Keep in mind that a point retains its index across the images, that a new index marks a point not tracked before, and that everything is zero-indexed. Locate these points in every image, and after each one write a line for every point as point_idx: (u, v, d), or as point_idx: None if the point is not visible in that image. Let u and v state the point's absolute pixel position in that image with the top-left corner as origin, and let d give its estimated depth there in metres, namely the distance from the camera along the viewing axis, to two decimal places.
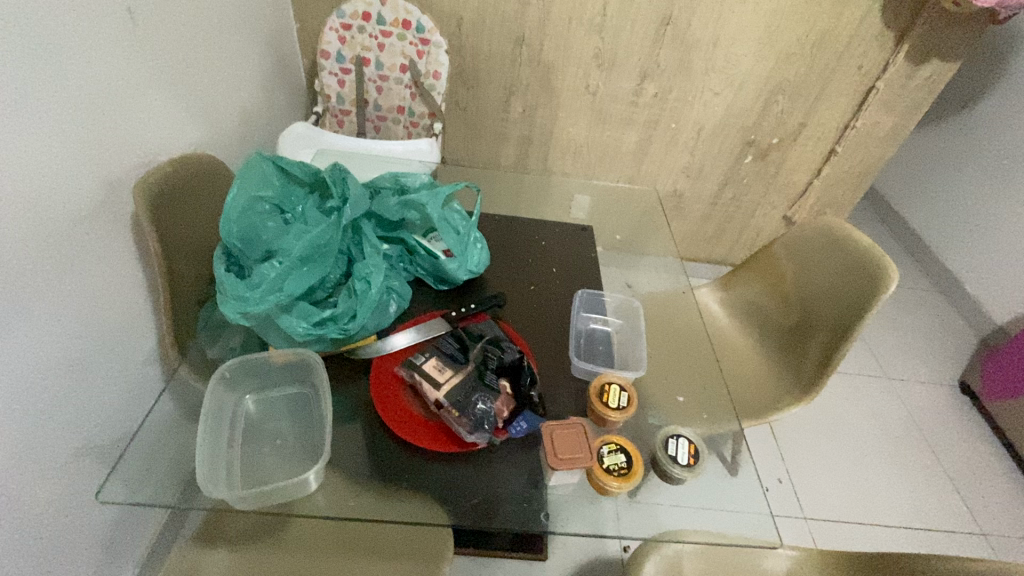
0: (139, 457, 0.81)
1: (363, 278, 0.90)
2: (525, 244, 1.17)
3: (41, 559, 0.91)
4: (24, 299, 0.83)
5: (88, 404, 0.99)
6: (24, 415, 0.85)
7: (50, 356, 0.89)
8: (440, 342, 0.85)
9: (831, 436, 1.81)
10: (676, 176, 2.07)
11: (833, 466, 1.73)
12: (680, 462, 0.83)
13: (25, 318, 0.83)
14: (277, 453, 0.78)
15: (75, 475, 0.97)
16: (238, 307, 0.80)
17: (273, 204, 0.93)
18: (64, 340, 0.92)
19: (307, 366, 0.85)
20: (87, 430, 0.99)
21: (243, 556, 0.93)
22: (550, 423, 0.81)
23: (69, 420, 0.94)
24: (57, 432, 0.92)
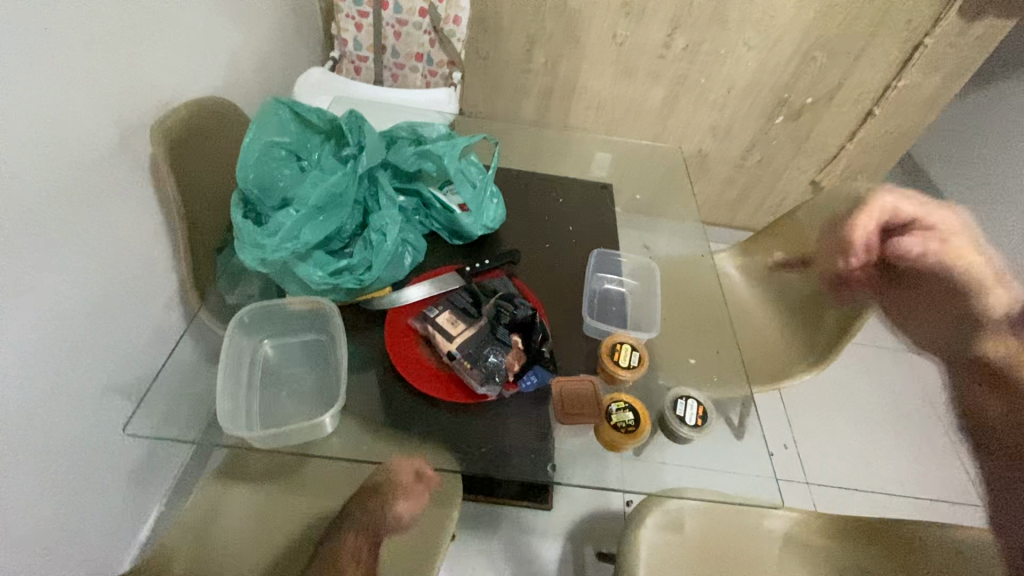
0: (165, 398, 0.85)
1: (379, 230, 0.89)
2: (542, 201, 1.15)
3: (74, 483, 0.97)
4: (46, 239, 0.84)
5: (112, 343, 1.02)
6: (51, 351, 0.88)
7: (74, 296, 0.91)
8: (454, 296, 0.87)
9: (841, 406, 1.81)
10: (702, 136, 2.00)
11: (841, 435, 1.74)
12: (688, 423, 0.84)
13: (47, 257, 0.85)
14: (295, 398, 0.81)
15: (102, 409, 1.01)
16: (256, 253, 0.81)
17: (289, 151, 0.92)
18: (86, 280, 0.94)
19: (323, 315, 0.86)
20: (112, 368, 1.03)
21: (265, 494, 0.99)
22: (561, 379, 0.82)
23: (95, 358, 0.98)
24: (83, 369, 0.96)
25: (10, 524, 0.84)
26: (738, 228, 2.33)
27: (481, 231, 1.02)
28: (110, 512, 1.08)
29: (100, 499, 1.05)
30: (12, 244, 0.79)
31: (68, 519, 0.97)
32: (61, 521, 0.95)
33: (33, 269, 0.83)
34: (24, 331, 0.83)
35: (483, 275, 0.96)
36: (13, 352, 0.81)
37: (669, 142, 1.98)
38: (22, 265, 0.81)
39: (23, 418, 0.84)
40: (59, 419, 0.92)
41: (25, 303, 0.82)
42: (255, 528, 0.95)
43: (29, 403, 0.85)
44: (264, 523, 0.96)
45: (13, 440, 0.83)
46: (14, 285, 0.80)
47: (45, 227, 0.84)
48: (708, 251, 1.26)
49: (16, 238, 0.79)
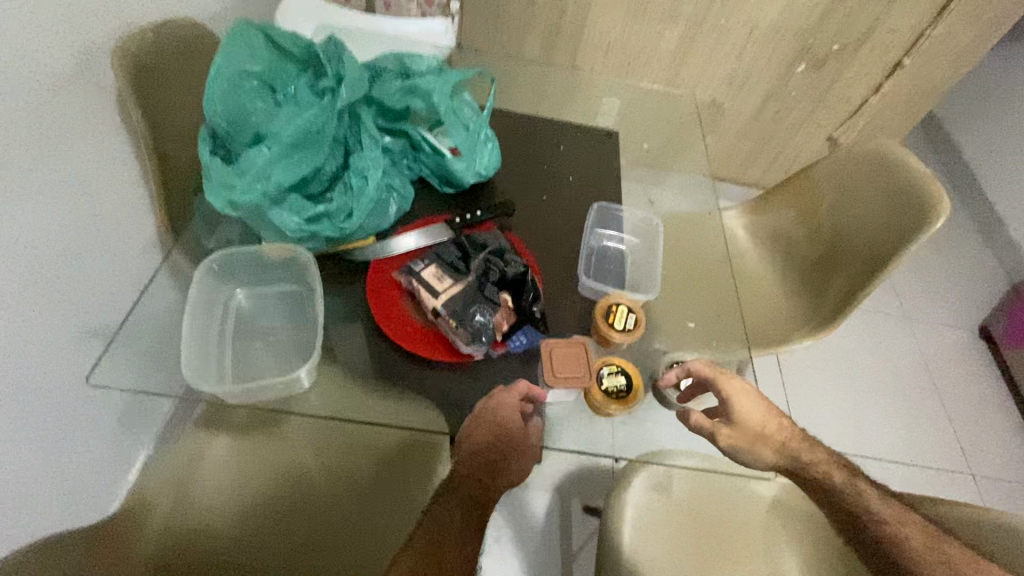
0: (140, 347, 0.79)
1: (361, 173, 0.82)
2: (540, 148, 1.07)
3: (52, 430, 0.95)
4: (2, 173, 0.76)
5: (84, 290, 0.97)
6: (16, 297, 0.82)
7: (42, 238, 0.85)
8: (441, 250, 0.81)
9: (836, 371, 1.79)
10: (718, 84, 1.87)
11: (834, 400, 1.73)
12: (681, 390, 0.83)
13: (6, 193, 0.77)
14: (269, 350, 0.77)
15: (78, 358, 0.97)
16: (224, 195, 0.74)
17: (262, 81, 0.83)
18: (52, 221, 0.87)
19: (298, 263, 0.80)
20: (88, 314, 0.98)
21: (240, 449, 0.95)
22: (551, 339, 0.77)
23: (66, 304, 0.92)
24: (53, 316, 0.90)
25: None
26: (748, 184, 2.23)
27: (472, 179, 0.94)
28: (94, 458, 1.07)
29: (82, 445, 1.03)
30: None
31: (50, 466, 0.95)
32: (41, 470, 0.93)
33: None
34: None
35: (474, 227, 0.90)
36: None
37: (683, 89, 1.85)
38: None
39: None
40: (29, 368, 0.87)
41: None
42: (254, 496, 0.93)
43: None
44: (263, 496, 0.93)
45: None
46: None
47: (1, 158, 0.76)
48: (716, 210, 1.22)
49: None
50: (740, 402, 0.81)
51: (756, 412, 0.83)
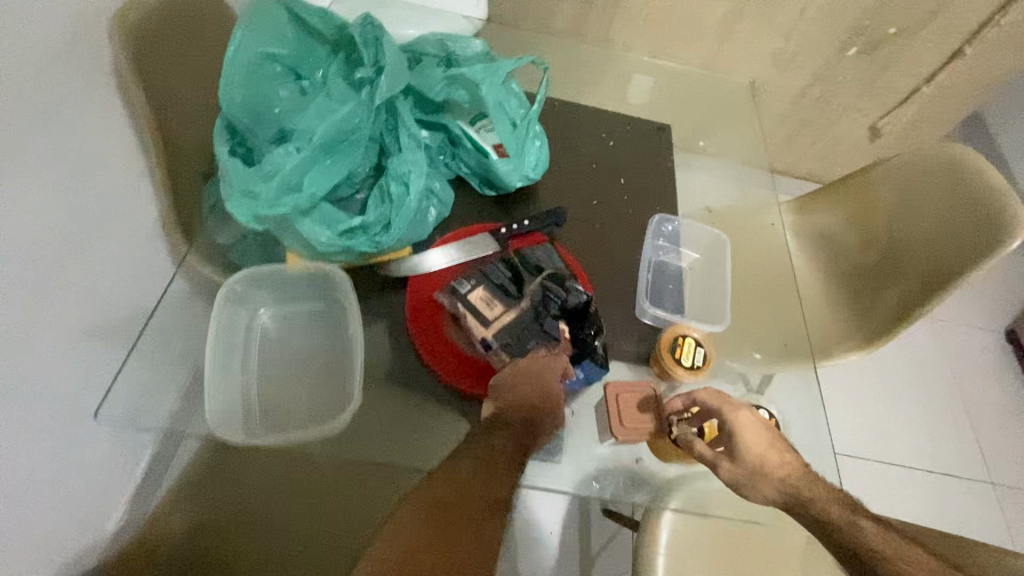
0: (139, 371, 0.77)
1: (399, 178, 0.72)
2: (591, 145, 0.97)
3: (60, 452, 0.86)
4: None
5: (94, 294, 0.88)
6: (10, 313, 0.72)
7: (44, 243, 0.76)
8: (489, 268, 0.71)
9: (865, 377, 1.72)
10: (762, 64, 1.68)
11: (859, 406, 1.67)
12: None
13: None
14: (300, 382, 0.68)
15: (84, 371, 0.87)
16: (246, 205, 0.64)
17: (287, 66, 0.72)
18: (47, 223, 0.76)
19: (331, 281, 0.71)
20: (93, 323, 0.88)
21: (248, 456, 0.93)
22: (618, 383, 0.73)
23: (68, 314, 0.82)
24: (55, 329, 0.81)
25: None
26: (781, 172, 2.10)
27: (519, 182, 0.84)
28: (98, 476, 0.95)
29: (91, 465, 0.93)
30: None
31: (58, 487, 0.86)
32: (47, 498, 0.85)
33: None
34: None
35: (521, 238, 0.80)
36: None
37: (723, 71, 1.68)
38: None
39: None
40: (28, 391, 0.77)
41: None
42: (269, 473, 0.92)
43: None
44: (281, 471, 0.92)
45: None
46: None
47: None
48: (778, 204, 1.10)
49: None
50: (745, 435, 0.71)
51: (761, 446, 0.71)
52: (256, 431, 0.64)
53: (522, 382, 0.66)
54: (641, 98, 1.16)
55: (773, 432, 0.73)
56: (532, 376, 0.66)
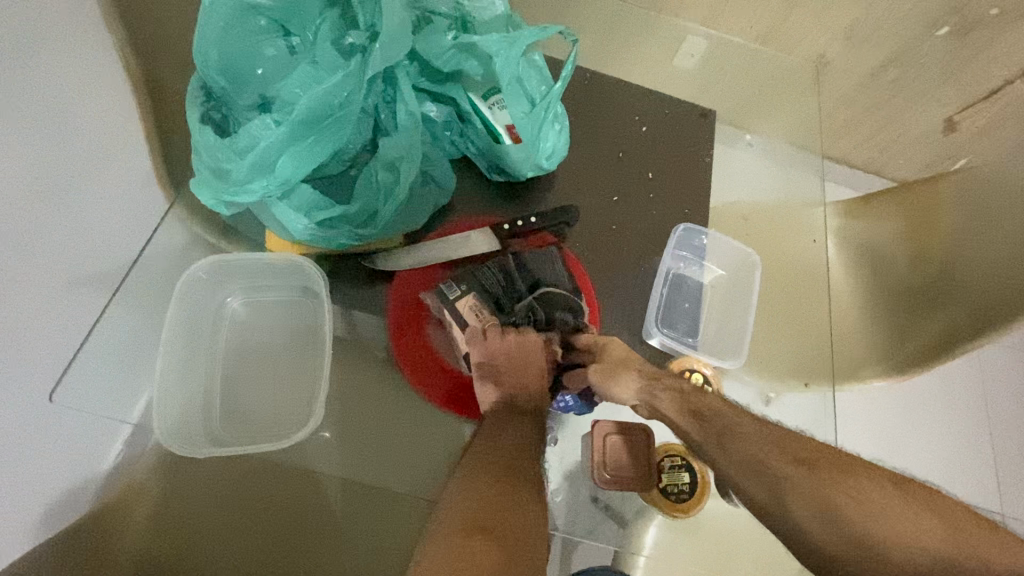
0: (100, 369, 0.71)
1: (392, 161, 0.64)
2: (619, 132, 0.86)
3: (74, 457, 0.70)
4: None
5: None
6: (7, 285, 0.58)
7: (87, 231, 0.68)
8: (482, 271, 0.67)
9: (930, 405, 1.15)
10: (826, 41, 1.06)
11: (937, 446, 1.14)
12: None
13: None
14: (268, 381, 0.64)
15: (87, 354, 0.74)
16: (218, 185, 0.58)
17: (274, 19, 0.62)
18: (64, 190, 0.64)
19: (304, 273, 0.65)
20: None
21: (173, 509, 0.76)
22: (602, 422, 0.67)
23: None
24: None
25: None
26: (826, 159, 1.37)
27: (530, 170, 0.75)
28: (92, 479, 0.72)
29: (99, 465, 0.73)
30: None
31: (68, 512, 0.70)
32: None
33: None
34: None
35: (525, 238, 0.72)
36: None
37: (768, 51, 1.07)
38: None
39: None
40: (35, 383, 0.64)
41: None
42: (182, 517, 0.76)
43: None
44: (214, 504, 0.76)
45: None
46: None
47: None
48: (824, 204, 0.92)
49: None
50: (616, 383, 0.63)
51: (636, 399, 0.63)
52: (220, 435, 0.61)
53: (509, 376, 0.62)
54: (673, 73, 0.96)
55: (658, 378, 0.62)
56: (520, 363, 0.63)
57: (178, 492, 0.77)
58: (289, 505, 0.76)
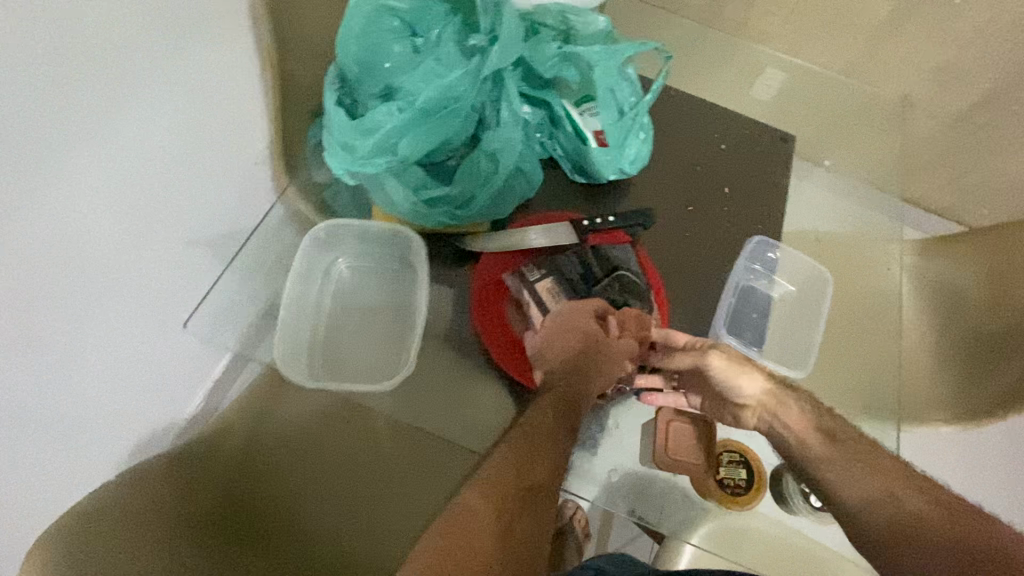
0: (216, 310, 0.80)
1: (491, 152, 0.71)
2: (700, 147, 0.90)
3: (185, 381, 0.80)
4: (98, 56, 0.62)
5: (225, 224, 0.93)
6: (105, 203, 0.68)
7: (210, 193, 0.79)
8: (563, 258, 0.74)
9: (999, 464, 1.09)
10: (916, 80, 1.06)
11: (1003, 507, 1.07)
12: (809, 499, 0.70)
13: (101, 82, 0.63)
14: (365, 335, 0.72)
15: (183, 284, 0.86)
16: (345, 157, 0.67)
17: (404, 21, 0.71)
18: (166, 140, 0.75)
19: (407, 245, 0.73)
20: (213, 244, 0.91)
21: (256, 440, 0.84)
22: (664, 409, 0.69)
23: (193, 231, 0.86)
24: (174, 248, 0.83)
25: (45, 415, 0.69)
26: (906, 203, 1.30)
27: (611, 174, 0.81)
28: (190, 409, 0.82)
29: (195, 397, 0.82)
30: (26, 42, 0.54)
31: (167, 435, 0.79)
32: (104, 402, 0.80)
33: (81, 96, 0.61)
34: (67, 182, 0.62)
35: (602, 236, 0.76)
36: (46, 211, 0.61)
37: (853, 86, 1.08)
38: (59, 86, 0.59)
39: (62, 288, 0.66)
40: (111, 292, 0.74)
41: (69, 143, 0.61)
42: (263, 448, 0.84)
43: (70, 267, 0.67)
44: (295, 439, 0.86)
45: (51, 317, 0.66)
46: (44, 114, 0.58)
47: (93, 30, 0.61)
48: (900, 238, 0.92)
49: (34, 30, 0.54)
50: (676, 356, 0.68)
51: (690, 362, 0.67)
52: (318, 374, 0.70)
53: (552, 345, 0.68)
54: (756, 99, 0.99)
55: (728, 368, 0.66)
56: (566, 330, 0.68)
57: (258, 435, 0.84)
58: (358, 450, 0.86)
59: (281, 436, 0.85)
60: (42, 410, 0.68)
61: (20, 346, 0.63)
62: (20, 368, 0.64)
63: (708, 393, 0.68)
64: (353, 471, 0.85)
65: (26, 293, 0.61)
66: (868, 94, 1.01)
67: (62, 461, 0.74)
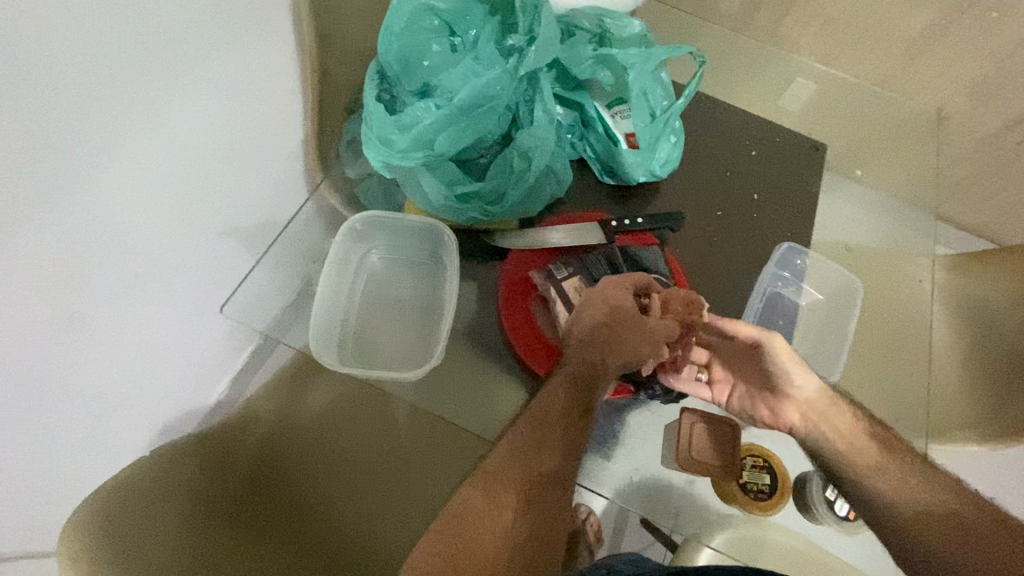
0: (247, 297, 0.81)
1: (524, 151, 0.72)
2: (731, 153, 0.90)
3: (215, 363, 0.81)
4: (150, 50, 0.66)
5: (259, 215, 0.95)
6: (146, 189, 0.71)
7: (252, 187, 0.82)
8: (589, 258, 0.74)
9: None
10: (952, 95, 1.04)
11: None
12: (836, 510, 0.69)
13: (150, 74, 0.67)
14: (394, 325, 0.74)
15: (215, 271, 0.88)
16: (382, 150, 0.68)
17: (444, 21, 0.73)
18: (207, 131, 0.78)
19: (438, 239, 0.75)
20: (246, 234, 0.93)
21: (280, 426, 0.86)
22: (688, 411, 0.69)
23: (227, 220, 0.89)
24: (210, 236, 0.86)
25: (85, 389, 0.73)
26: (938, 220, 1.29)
27: (641, 177, 0.82)
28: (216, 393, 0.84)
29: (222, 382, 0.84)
30: (87, 36, 0.58)
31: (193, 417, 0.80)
32: (140, 381, 0.83)
33: (129, 86, 0.64)
34: (110, 167, 0.65)
35: (630, 236, 0.77)
36: (90, 195, 0.64)
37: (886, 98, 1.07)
38: (114, 77, 0.62)
39: (106, 269, 0.70)
40: (150, 276, 0.78)
41: (116, 129, 0.65)
42: (287, 435, 0.85)
43: (116, 250, 0.70)
44: (319, 427, 0.87)
45: (98, 296, 0.70)
46: (99, 104, 0.62)
47: (146, 26, 0.64)
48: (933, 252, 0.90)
49: (94, 24, 0.58)
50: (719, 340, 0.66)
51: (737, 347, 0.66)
52: (347, 358, 0.71)
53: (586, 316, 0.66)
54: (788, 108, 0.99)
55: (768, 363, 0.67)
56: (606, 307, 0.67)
57: (283, 421, 0.86)
58: (380, 441, 0.87)
59: (305, 422, 0.87)
60: (83, 385, 0.72)
61: (68, 322, 0.67)
62: (66, 343, 0.67)
63: (747, 384, 0.70)
64: (374, 457, 0.86)
65: (75, 273, 0.65)
66: (902, 107, 1.00)
67: (99, 435, 0.78)
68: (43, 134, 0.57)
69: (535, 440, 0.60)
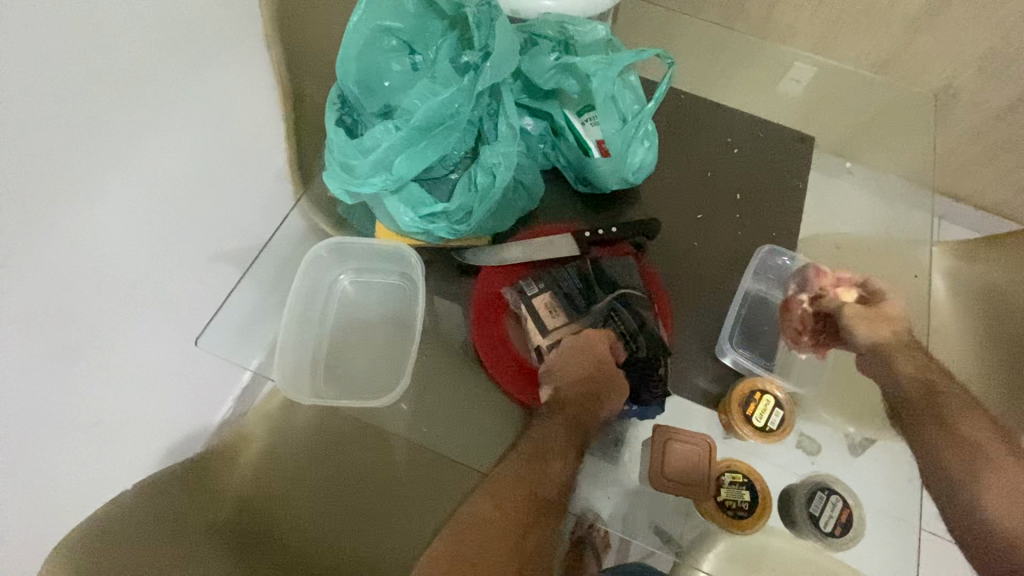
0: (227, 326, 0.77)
1: (489, 167, 0.71)
2: (710, 153, 0.89)
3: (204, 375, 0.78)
4: (119, 89, 0.65)
5: (243, 240, 0.95)
6: (128, 227, 0.72)
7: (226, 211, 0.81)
8: (562, 273, 0.73)
9: None
10: (958, 71, 0.98)
11: None
12: (818, 526, 0.67)
13: (124, 116, 0.67)
14: (366, 350, 0.75)
15: (197, 293, 0.89)
16: (343, 177, 0.68)
17: (401, 40, 0.72)
18: (182, 162, 0.77)
19: (405, 260, 0.75)
20: (231, 259, 0.94)
21: (269, 451, 0.87)
22: (667, 427, 0.69)
23: (209, 248, 0.89)
24: (191, 264, 0.86)
25: (74, 427, 0.73)
26: (948, 201, 1.23)
27: (616, 183, 0.80)
28: None
29: None
30: (59, 85, 0.58)
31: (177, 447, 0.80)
32: (134, 414, 0.84)
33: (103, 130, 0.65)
34: (94, 208, 0.66)
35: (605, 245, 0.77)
36: (73, 238, 0.65)
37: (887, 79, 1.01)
38: (86, 123, 0.62)
39: (90, 311, 0.70)
40: (134, 312, 0.78)
41: (95, 173, 0.65)
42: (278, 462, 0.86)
43: (96, 289, 0.70)
44: (303, 452, 0.87)
45: (81, 337, 0.70)
46: (71, 153, 0.61)
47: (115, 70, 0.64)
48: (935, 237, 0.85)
49: (65, 72, 0.59)
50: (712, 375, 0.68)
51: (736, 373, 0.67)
52: (320, 389, 0.72)
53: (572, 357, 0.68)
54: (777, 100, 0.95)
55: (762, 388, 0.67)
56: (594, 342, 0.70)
57: (271, 449, 0.87)
58: (360, 466, 0.86)
59: (289, 450, 0.87)
60: (73, 423, 0.73)
61: (53, 363, 0.67)
62: (53, 379, 0.68)
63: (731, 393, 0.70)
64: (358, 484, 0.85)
65: (57, 314, 0.66)
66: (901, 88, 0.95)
67: (98, 466, 0.79)
68: (28, 183, 0.57)
69: (537, 467, 0.64)
